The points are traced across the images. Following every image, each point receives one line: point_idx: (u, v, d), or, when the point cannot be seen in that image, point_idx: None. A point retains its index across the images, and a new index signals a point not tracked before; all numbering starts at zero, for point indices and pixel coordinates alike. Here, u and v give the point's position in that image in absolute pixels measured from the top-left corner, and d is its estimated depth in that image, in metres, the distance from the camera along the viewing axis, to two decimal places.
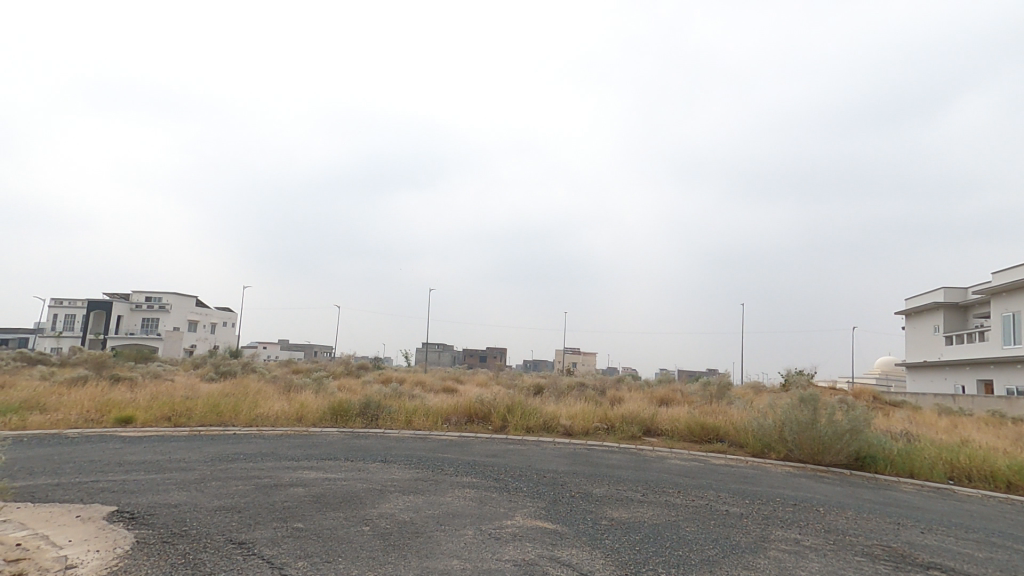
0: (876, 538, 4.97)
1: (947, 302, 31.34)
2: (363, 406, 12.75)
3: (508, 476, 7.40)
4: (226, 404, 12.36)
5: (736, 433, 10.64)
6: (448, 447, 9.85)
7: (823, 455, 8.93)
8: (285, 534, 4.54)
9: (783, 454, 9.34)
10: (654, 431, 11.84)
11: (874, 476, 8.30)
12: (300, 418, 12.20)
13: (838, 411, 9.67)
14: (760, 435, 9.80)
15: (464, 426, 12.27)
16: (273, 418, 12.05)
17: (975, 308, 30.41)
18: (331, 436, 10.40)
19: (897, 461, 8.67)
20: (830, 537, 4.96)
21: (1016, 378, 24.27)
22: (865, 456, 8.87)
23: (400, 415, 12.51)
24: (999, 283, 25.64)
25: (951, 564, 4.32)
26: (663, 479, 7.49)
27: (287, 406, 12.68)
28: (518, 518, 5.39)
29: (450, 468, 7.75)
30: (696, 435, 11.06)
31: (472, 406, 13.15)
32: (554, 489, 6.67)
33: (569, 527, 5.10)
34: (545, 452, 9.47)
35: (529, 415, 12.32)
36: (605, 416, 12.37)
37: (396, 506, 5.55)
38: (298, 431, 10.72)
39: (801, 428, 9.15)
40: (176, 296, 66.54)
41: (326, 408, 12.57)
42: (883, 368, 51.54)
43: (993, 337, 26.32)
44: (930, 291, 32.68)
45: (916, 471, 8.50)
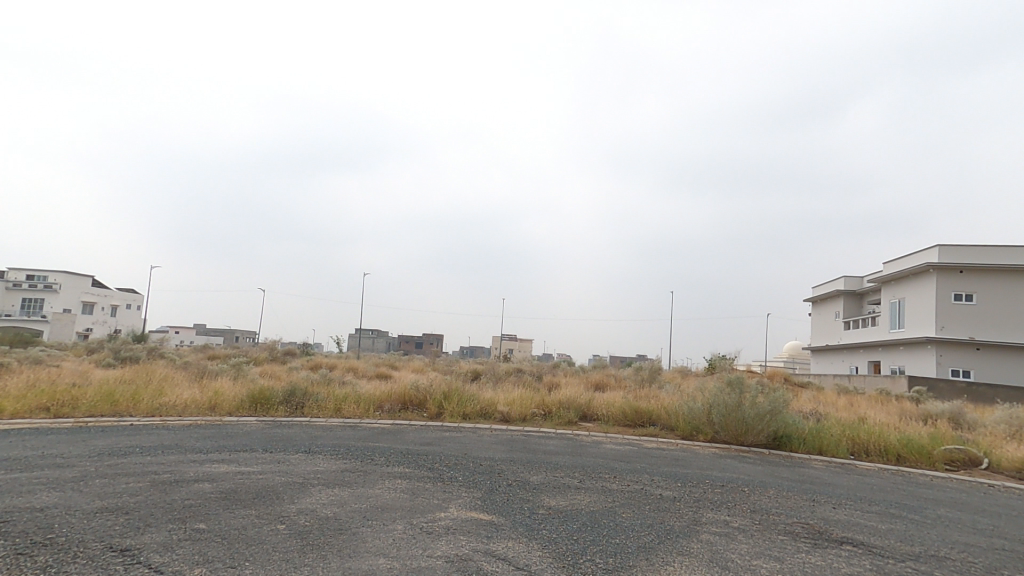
0: (796, 516, 5.21)
1: (847, 290, 34.65)
2: (287, 394, 11.87)
3: (442, 464, 7.10)
4: (122, 393, 11.02)
5: (667, 416, 11.01)
6: (379, 435, 9.36)
7: (745, 436, 9.42)
8: (181, 537, 3.95)
9: (710, 436, 9.79)
10: (590, 416, 12.01)
11: (790, 455, 8.86)
12: (213, 406, 11.14)
13: (760, 394, 10.24)
14: (689, 418, 10.20)
15: (399, 414, 11.78)
16: (180, 407, 10.91)
17: (869, 296, 33.85)
18: (249, 425, 9.55)
19: (809, 440, 9.33)
20: (755, 518, 5.13)
21: (899, 360, 27.37)
22: (783, 436, 9.45)
23: (329, 403, 11.78)
24: (889, 273, 28.65)
25: (862, 538, 4.58)
26: (598, 464, 7.52)
27: (199, 394, 11.55)
28: (452, 509, 5.11)
29: (381, 457, 7.32)
30: (630, 419, 11.34)
31: (407, 393, 12.68)
32: (491, 478, 6.45)
33: (505, 518, 4.89)
34: (482, 439, 9.24)
35: (466, 402, 12.04)
36: (543, 401, 12.38)
37: (318, 501, 5.07)
38: (210, 420, 9.76)
39: (727, 411, 9.62)
40: (65, 275, 59.07)
41: (244, 395, 11.56)
42: (790, 351, 56.49)
43: (882, 322, 29.44)
44: (833, 281, 35.94)
45: (825, 448, 9.18)
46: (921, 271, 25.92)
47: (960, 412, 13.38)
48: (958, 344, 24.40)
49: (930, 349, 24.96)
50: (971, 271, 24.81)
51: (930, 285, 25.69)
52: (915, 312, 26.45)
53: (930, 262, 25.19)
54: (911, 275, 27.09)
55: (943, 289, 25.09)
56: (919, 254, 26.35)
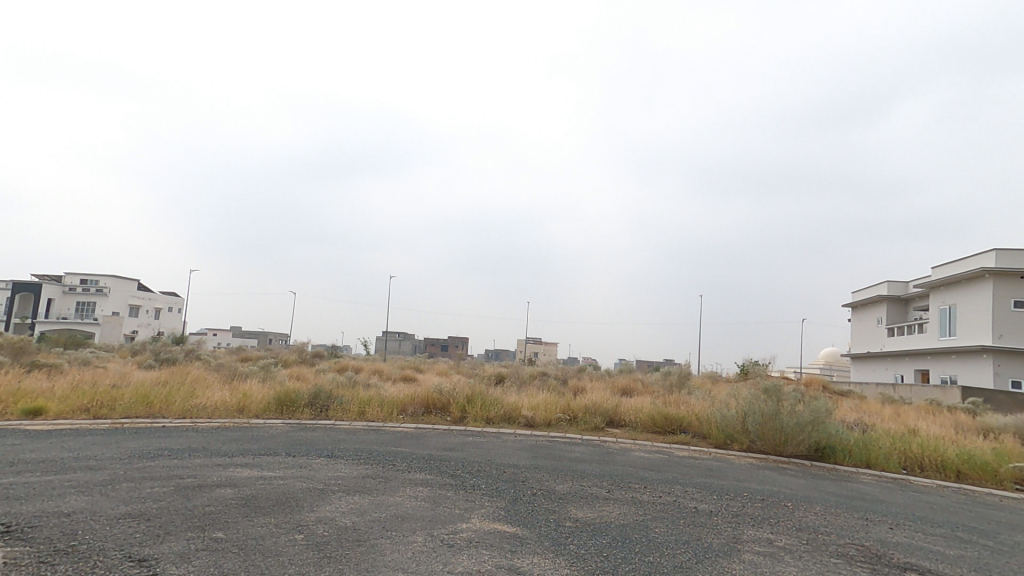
0: (848, 536, 4.79)
1: (891, 295, 32.99)
2: (312, 397, 11.91)
3: (466, 472, 6.90)
4: (156, 394, 11.26)
5: (699, 424, 10.55)
6: (402, 440, 9.24)
7: (784, 445, 8.91)
8: (199, 547, 3.85)
9: (745, 445, 9.31)
10: (617, 422, 11.63)
11: (834, 467, 8.33)
12: (241, 409, 11.26)
13: (799, 401, 9.69)
14: (722, 426, 9.74)
15: (422, 418, 11.66)
16: (210, 409, 11.06)
17: (914, 302, 32.16)
18: (275, 428, 9.57)
19: (855, 451, 8.76)
20: (802, 537, 4.74)
21: (951, 368, 25.84)
22: (825, 447, 8.90)
23: (353, 406, 11.75)
24: (939, 277, 27.12)
25: (926, 564, 4.14)
26: (628, 473, 7.20)
27: (228, 396, 11.71)
28: (474, 520, 4.90)
29: (403, 463, 7.18)
30: (659, 426, 10.91)
31: (431, 396, 12.57)
32: (515, 487, 6.22)
33: (531, 531, 4.65)
34: (506, 445, 9.00)
35: (489, 406, 11.84)
36: (568, 406, 12.07)
37: (338, 509, 4.94)
38: (238, 422, 9.84)
39: (764, 419, 9.15)
40: (112, 279, 61.89)
41: (271, 397, 11.66)
42: (828, 359, 54.25)
43: (931, 329, 27.89)
44: (875, 285, 34.33)
45: (873, 461, 8.60)
46: (976, 275, 24.40)
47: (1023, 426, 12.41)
48: (1017, 354, 22.87)
49: (986, 358, 23.52)
50: None
51: (985, 291, 24.19)
52: (968, 318, 24.95)
53: (985, 267, 23.73)
54: (964, 281, 25.59)
55: (1000, 296, 23.59)
56: (973, 257, 24.83)
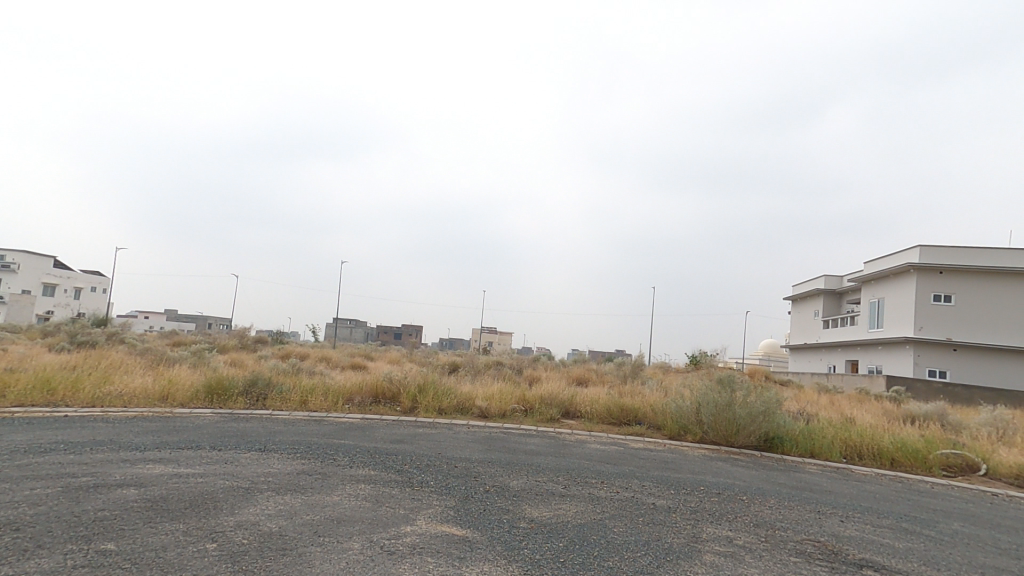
0: (804, 531, 4.71)
1: (826, 289, 34.93)
2: (248, 385, 10.97)
3: (413, 467, 6.41)
4: (61, 380, 9.98)
5: (654, 415, 10.53)
6: (346, 431, 8.60)
7: (736, 437, 8.99)
8: (79, 564, 3.18)
9: (698, 436, 9.35)
10: (573, 413, 11.44)
11: (782, 457, 8.46)
12: (165, 397, 10.19)
13: (751, 392, 9.82)
14: (677, 417, 9.75)
15: (370, 407, 11.02)
16: (128, 398, 9.93)
17: (847, 295, 34.21)
18: (201, 418, 8.68)
19: (801, 441, 8.95)
20: (760, 534, 4.61)
21: (877, 359, 27.72)
22: (774, 438, 9.04)
23: (294, 395, 10.91)
24: (869, 273, 28.91)
25: (881, 560, 4.09)
26: (584, 466, 6.95)
27: (150, 383, 10.59)
28: (420, 522, 4.44)
29: (345, 457, 6.59)
30: (614, 416, 10.81)
31: (380, 385, 11.93)
32: (466, 483, 5.81)
33: (481, 534, 4.25)
34: (458, 437, 8.57)
35: (442, 396, 11.35)
36: (523, 397, 11.77)
37: (263, 512, 4.33)
38: (158, 412, 8.85)
39: (718, 410, 9.19)
40: (23, 253, 55.89)
41: (200, 385, 10.64)
42: (766, 349, 57.28)
43: (862, 321, 29.75)
44: (813, 280, 36.23)
45: (817, 451, 8.81)
46: (901, 271, 26.18)
47: (943, 413, 13.33)
48: (935, 346, 24.75)
49: (908, 349, 25.32)
50: (950, 273, 25.10)
51: (910, 285, 25.96)
52: (894, 312, 26.77)
53: (911, 262, 25.41)
54: (891, 275, 27.34)
55: (922, 290, 25.37)
56: (899, 255, 26.60)
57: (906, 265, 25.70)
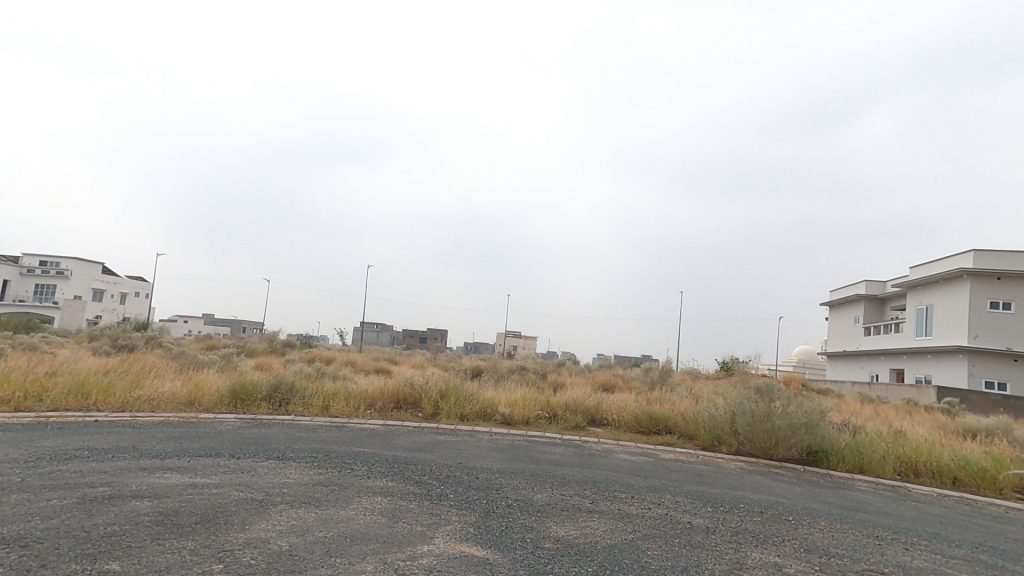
0: (863, 560, 4.23)
1: (868, 295, 33.35)
2: (271, 389, 10.98)
3: (433, 478, 6.15)
4: (93, 383, 10.16)
5: (684, 424, 10.04)
6: (367, 439, 8.43)
7: (775, 449, 8.45)
8: None
9: (734, 448, 8.82)
10: (599, 421, 11.02)
11: (827, 473, 7.88)
12: (191, 402, 10.26)
13: (791, 400, 9.23)
14: (710, 427, 9.25)
15: (392, 413, 10.86)
16: (156, 402, 10.04)
17: (891, 301, 32.57)
18: (225, 424, 8.65)
19: (848, 456, 8.34)
20: (812, 562, 4.16)
21: (925, 368, 26.21)
22: (817, 451, 8.46)
23: (316, 400, 10.84)
24: (916, 278, 27.42)
25: None
26: (613, 479, 6.57)
27: (178, 387, 10.70)
28: (438, 541, 4.17)
29: (363, 467, 6.38)
30: (643, 425, 10.36)
31: (402, 390, 11.78)
32: (488, 496, 5.52)
33: (503, 555, 3.94)
34: (480, 446, 8.29)
35: (464, 402, 11.10)
36: (547, 403, 11.42)
37: (275, 528, 4.13)
38: (184, 417, 8.88)
39: (755, 421, 8.67)
40: (71, 262, 58.67)
41: (226, 389, 10.68)
42: (800, 356, 55.36)
43: (907, 328, 28.22)
44: (853, 284, 34.64)
45: (866, 467, 8.19)
46: (952, 276, 24.69)
47: (1004, 428, 12.34)
48: (991, 355, 23.20)
49: (961, 358, 23.81)
50: (1009, 279, 23.55)
51: (963, 292, 24.47)
52: (944, 318, 25.26)
53: (964, 268, 23.94)
54: (942, 281, 25.83)
55: (977, 297, 23.88)
56: (950, 259, 25.11)
57: (957, 270, 24.23)
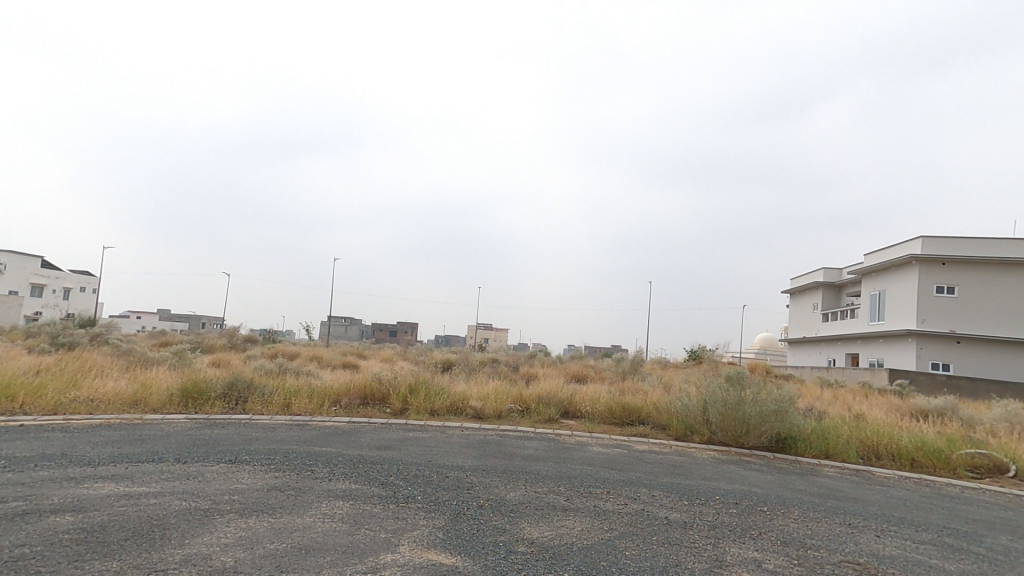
0: (841, 550, 4.16)
1: (825, 281, 34.59)
2: (227, 388, 10.32)
3: (399, 478, 5.80)
4: (23, 384, 9.27)
5: (657, 414, 10.00)
6: (330, 437, 7.98)
7: (746, 437, 8.48)
8: None
9: (706, 437, 8.82)
10: (572, 412, 10.87)
11: (796, 459, 7.95)
12: (136, 402, 9.50)
13: (762, 388, 9.28)
14: (683, 417, 9.23)
15: (358, 410, 10.40)
16: (96, 404, 9.24)
17: (846, 287, 33.90)
18: (173, 425, 8.01)
19: (816, 441, 8.45)
20: (791, 555, 4.05)
21: (878, 352, 27.41)
22: (787, 438, 8.54)
23: (276, 397, 10.25)
24: (870, 265, 28.55)
25: None
26: (587, 474, 6.39)
27: (122, 386, 9.91)
28: (403, 550, 3.84)
29: (324, 469, 5.96)
30: (616, 416, 10.26)
31: (369, 385, 11.32)
32: (457, 497, 5.22)
33: (473, 563, 3.66)
34: (450, 442, 7.98)
35: (433, 397, 10.73)
36: (519, 396, 11.18)
37: (220, 542, 3.71)
38: (127, 419, 8.19)
39: (726, 410, 8.68)
40: (7, 254, 54.48)
41: (175, 388, 9.95)
42: (761, 342, 57.30)
43: (862, 313, 29.43)
44: (812, 272, 35.86)
45: (833, 451, 8.31)
46: (903, 262, 25.81)
47: (953, 408, 12.90)
48: (938, 337, 24.43)
49: (911, 341, 24.99)
50: (953, 264, 24.77)
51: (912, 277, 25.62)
52: (896, 304, 26.41)
53: (913, 253, 25.06)
54: (893, 266, 26.99)
55: (925, 281, 25.03)
56: (901, 246, 26.21)
57: (907, 257, 25.33)
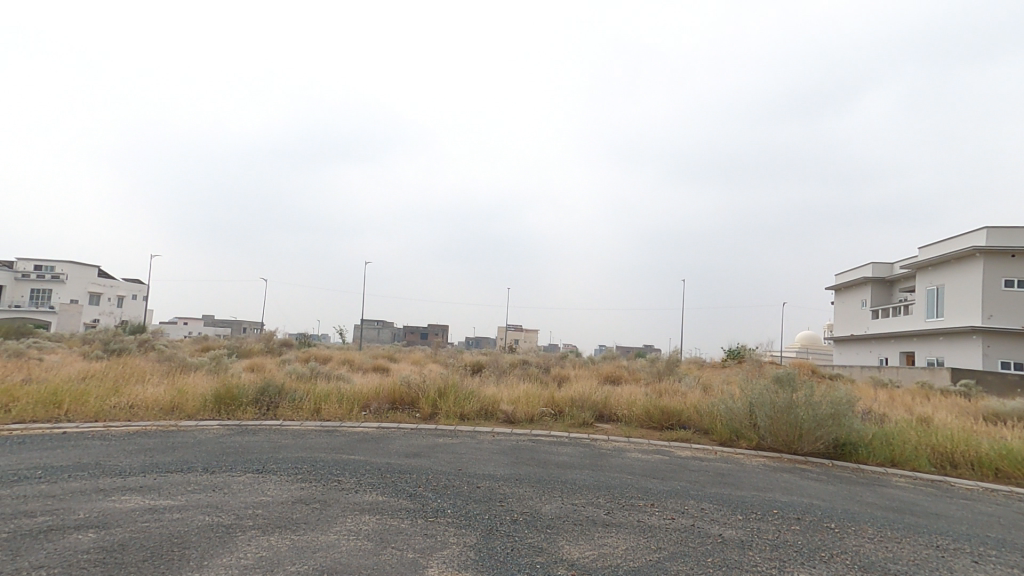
0: None
1: (875, 277, 32.72)
2: (258, 393, 10.33)
3: (429, 489, 5.52)
4: (67, 391, 9.51)
5: (699, 418, 9.43)
6: (359, 444, 7.80)
7: (799, 443, 7.86)
8: None
9: (754, 443, 8.21)
10: (607, 416, 10.40)
11: (859, 468, 7.29)
12: (173, 408, 9.60)
13: (815, 389, 8.60)
14: (727, 420, 8.65)
15: (388, 415, 10.24)
16: (135, 410, 9.39)
17: (899, 283, 31.95)
18: (206, 432, 8.00)
19: (879, 448, 7.74)
20: None
21: (938, 350, 25.64)
22: (846, 444, 7.86)
23: (307, 402, 10.20)
24: (926, 258, 26.77)
25: None
26: (628, 484, 5.95)
27: (160, 392, 10.06)
28: (432, 573, 3.53)
29: (351, 480, 5.73)
30: (655, 420, 9.74)
31: (398, 390, 11.16)
32: (489, 510, 4.89)
33: None
34: (482, 449, 7.67)
35: (464, 401, 10.47)
36: (552, 399, 10.79)
37: (239, 564, 3.49)
38: (162, 425, 8.24)
39: (776, 413, 8.07)
40: (67, 266, 58.00)
41: (209, 394, 10.02)
42: (803, 341, 54.92)
43: (918, 310, 27.62)
44: (860, 268, 34.00)
45: (899, 459, 7.59)
46: (966, 255, 24.03)
47: None
48: (1007, 334, 22.62)
49: (976, 338, 23.24)
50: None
51: (976, 271, 23.84)
52: (957, 299, 24.63)
53: (977, 245, 23.31)
54: (953, 260, 25.20)
55: (991, 275, 23.25)
56: (962, 238, 24.41)
57: (970, 249, 23.58)
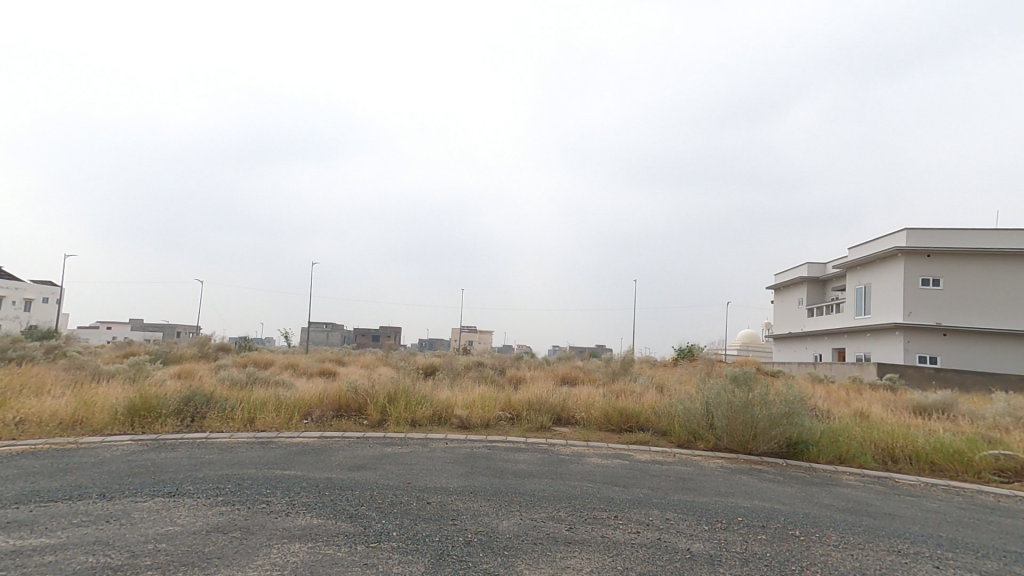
0: None
1: (810, 277, 34.62)
2: (182, 403, 9.26)
3: (372, 508, 4.93)
4: None
5: (658, 419, 9.28)
6: (296, 457, 7.06)
7: (754, 443, 7.83)
8: None
9: (711, 444, 8.14)
10: (564, 419, 10.09)
11: (811, 466, 7.33)
12: (75, 424, 8.40)
13: (769, 388, 8.64)
14: (685, 421, 8.54)
15: (331, 423, 9.46)
16: (27, 427, 8.13)
17: (831, 282, 33.93)
18: (113, 450, 6.98)
19: (829, 446, 7.84)
20: None
21: (865, 346, 27.38)
22: (798, 443, 7.91)
23: (239, 412, 9.24)
24: (855, 259, 28.55)
25: None
26: (590, 493, 5.60)
27: (61, 405, 8.80)
28: None
29: (282, 501, 5.04)
30: (613, 422, 9.51)
31: (344, 396, 10.37)
32: (440, 531, 4.37)
33: None
34: (433, 458, 7.13)
35: (415, 406, 9.84)
36: (508, 402, 10.38)
37: None
38: (58, 443, 7.13)
39: (733, 412, 8.03)
40: None
41: (122, 405, 8.87)
42: (744, 339, 57.60)
43: (848, 308, 29.40)
44: (797, 268, 35.88)
45: (847, 456, 7.71)
46: (889, 255, 25.78)
47: (952, 403, 12.54)
48: (925, 330, 24.46)
49: (899, 335, 24.97)
50: (938, 257, 24.85)
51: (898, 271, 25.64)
52: (882, 298, 26.40)
53: (899, 246, 25.03)
54: (878, 260, 26.96)
55: (910, 274, 25.04)
56: (886, 239, 26.18)
57: (892, 250, 25.31)
